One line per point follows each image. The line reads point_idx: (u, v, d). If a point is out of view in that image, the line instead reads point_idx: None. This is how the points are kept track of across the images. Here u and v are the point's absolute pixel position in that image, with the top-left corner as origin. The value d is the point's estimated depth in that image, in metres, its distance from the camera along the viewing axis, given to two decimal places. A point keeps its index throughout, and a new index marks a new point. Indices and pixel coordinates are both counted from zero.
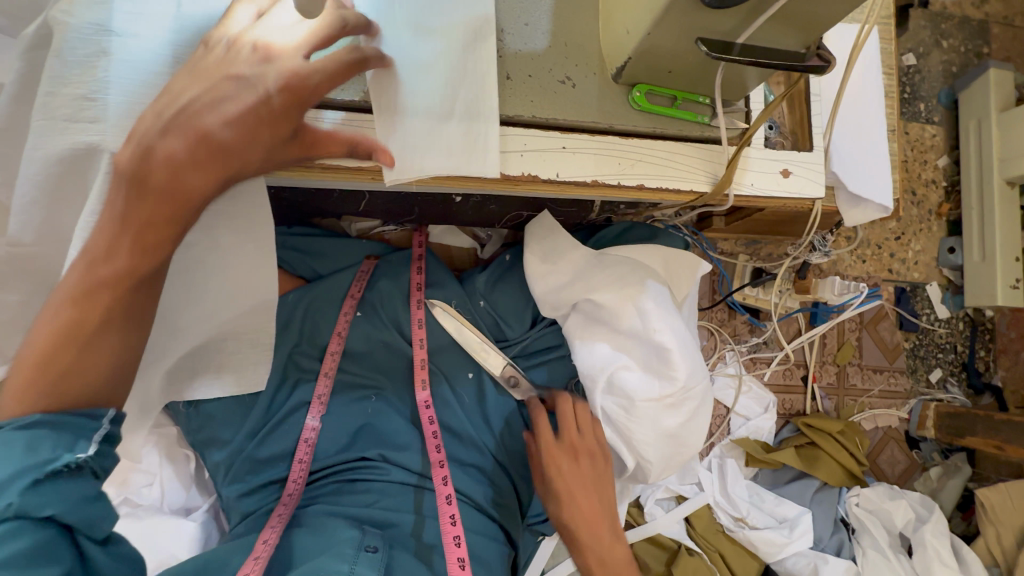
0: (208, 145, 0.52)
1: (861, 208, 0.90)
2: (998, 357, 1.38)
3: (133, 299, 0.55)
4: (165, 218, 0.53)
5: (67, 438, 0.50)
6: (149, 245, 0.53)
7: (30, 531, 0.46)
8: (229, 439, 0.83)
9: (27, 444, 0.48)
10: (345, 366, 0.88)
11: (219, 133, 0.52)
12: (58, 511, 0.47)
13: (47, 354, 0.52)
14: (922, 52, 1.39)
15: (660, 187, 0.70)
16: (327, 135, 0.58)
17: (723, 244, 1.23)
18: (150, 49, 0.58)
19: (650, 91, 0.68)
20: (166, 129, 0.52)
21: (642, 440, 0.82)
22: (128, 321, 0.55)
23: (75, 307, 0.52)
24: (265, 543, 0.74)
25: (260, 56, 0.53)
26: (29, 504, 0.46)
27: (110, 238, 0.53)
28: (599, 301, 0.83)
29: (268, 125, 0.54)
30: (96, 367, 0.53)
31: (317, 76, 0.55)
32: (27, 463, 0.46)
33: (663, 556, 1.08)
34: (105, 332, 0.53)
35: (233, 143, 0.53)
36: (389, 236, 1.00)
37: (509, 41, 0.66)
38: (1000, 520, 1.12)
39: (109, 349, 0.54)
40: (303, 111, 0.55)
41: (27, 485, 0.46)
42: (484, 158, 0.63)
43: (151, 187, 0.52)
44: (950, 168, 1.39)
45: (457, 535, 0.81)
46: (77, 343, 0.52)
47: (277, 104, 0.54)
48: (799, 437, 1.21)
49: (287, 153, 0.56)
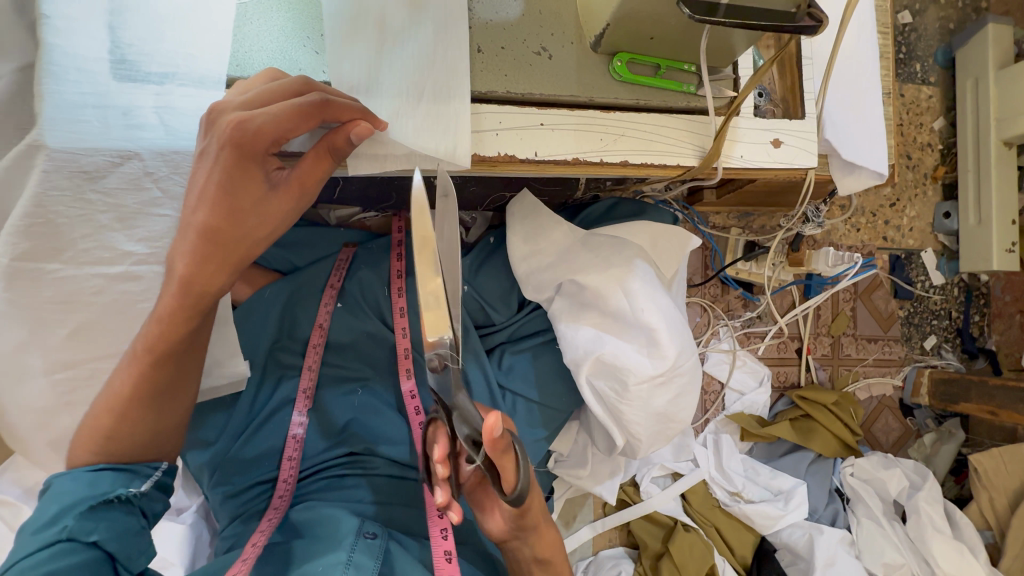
0: (200, 227, 0.56)
1: (855, 175, 0.87)
2: (993, 321, 1.37)
3: (159, 378, 0.59)
4: (184, 309, 0.57)
5: (125, 476, 0.57)
6: (171, 332, 0.58)
7: (79, 552, 0.51)
8: (211, 440, 0.80)
9: (90, 480, 0.55)
10: (330, 358, 0.86)
11: (205, 215, 0.56)
12: (103, 537, 0.53)
13: (96, 424, 0.58)
14: (918, 10, 1.34)
15: (646, 163, 0.66)
16: (261, 144, 0.53)
17: (716, 218, 1.20)
18: (86, 33, 0.56)
19: (631, 59, 0.63)
20: (176, 239, 0.58)
21: (631, 421, 0.81)
22: (152, 402, 0.59)
23: (123, 375, 0.59)
24: (254, 545, 0.72)
25: (207, 122, 0.55)
26: (79, 529, 0.52)
27: (145, 336, 0.58)
28: (584, 284, 0.80)
29: (243, 192, 0.55)
30: (131, 432, 0.58)
31: (239, 114, 0.53)
32: (88, 493, 0.54)
33: (659, 532, 1.11)
34: (133, 410, 0.58)
35: (217, 225, 0.56)
36: (370, 222, 0.97)
37: (479, 11, 0.61)
38: (993, 484, 1.11)
39: (138, 423, 0.58)
40: (243, 154, 0.54)
41: (82, 511, 0.53)
42: (454, 136, 0.58)
43: (170, 282, 0.57)
44: (947, 130, 1.35)
45: (444, 526, 0.76)
46: (112, 415, 0.58)
47: (212, 159, 0.55)
48: (793, 410, 1.20)
49: (251, 188, 0.56)
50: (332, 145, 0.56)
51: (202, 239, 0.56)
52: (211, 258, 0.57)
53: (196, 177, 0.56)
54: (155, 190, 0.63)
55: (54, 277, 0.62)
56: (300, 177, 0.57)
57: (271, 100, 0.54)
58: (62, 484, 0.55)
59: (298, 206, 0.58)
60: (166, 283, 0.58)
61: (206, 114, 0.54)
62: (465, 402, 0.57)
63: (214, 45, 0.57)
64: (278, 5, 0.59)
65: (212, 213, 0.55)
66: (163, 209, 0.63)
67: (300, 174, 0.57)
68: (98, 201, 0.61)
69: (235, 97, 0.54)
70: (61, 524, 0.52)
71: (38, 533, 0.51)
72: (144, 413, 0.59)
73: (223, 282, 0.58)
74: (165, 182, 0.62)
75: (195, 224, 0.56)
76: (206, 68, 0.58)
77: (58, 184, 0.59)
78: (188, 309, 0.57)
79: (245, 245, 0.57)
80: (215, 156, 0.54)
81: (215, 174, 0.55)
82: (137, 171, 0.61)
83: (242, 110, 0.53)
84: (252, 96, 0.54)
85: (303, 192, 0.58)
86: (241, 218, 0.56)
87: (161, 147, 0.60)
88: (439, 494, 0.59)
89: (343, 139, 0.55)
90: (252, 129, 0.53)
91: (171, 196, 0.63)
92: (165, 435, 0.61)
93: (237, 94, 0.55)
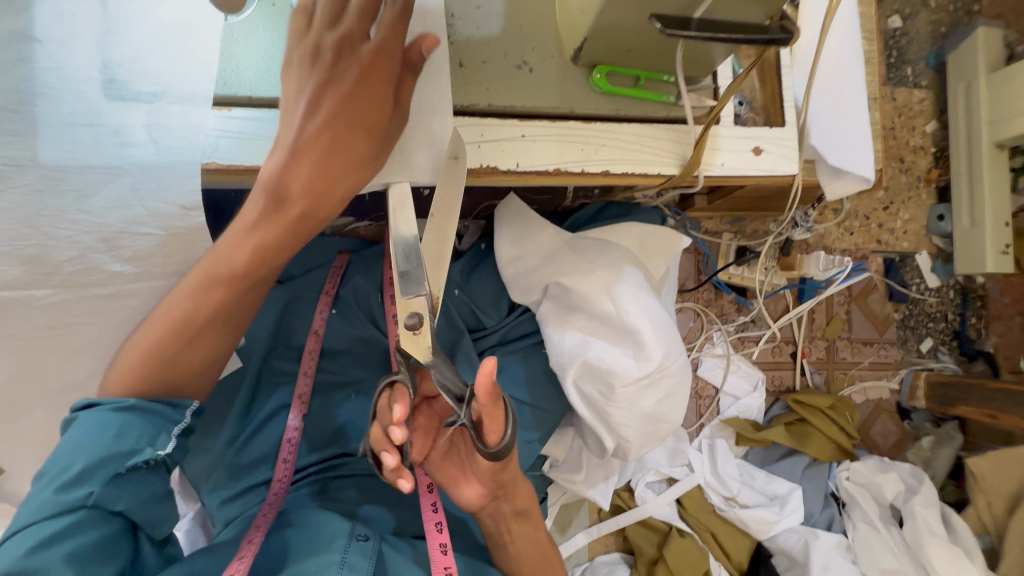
0: (330, 159, 0.55)
1: (842, 179, 0.88)
2: (991, 324, 1.35)
3: (239, 302, 0.63)
4: (296, 226, 0.59)
5: (151, 429, 0.59)
6: (264, 259, 0.60)
7: (102, 522, 0.56)
8: (207, 447, 0.82)
9: (119, 430, 0.57)
10: (324, 365, 0.87)
11: (335, 145, 0.55)
12: (128, 507, 0.57)
13: (157, 347, 0.61)
14: (908, 14, 1.34)
15: (627, 172, 0.67)
16: (370, 63, 0.55)
17: (708, 223, 1.21)
18: (77, 52, 0.59)
19: (611, 71, 0.65)
20: (290, 177, 0.56)
21: (619, 423, 0.82)
22: (225, 327, 0.64)
23: (192, 301, 0.61)
24: (252, 538, 0.72)
25: (308, 58, 0.55)
26: (105, 496, 0.56)
27: (221, 260, 0.60)
28: (568, 286, 0.81)
29: (361, 114, 0.55)
30: (190, 360, 0.63)
31: (339, 43, 0.55)
32: (113, 452, 0.56)
33: (655, 538, 1.11)
34: (208, 332, 0.63)
35: (344, 152, 0.55)
36: (362, 231, 1.01)
37: (460, 26, 0.63)
38: (990, 488, 1.11)
39: (206, 347, 0.63)
40: (355, 76, 0.55)
41: (109, 475, 0.56)
42: (433, 147, 0.61)
43: (289, 204, 0.57)
44: (939, 134, 1.36)
45: (439, 521, 0.79)
46: (183, 339, 0.61)
47: (330, 90, 0.55)
48: (789, 414, 1.20)
49: (369, 108, 0.55)
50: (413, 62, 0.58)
51: (331, 167, 0.56)
52: (339, 174, 0.56)
53: (320, 94, 0.55)
54: (141, 210, 0.63)
55: (52, 300, 0.64)
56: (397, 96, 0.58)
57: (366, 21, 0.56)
58: (87, 425, 0.57)
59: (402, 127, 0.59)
60: (275, 206, 0.57)
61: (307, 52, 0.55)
62: (440, 360, 0.58)
63: (199, 63, 0.59)
64: (261, 23, 0.59)
65: (339, 141, 0.55)
66: (146, 228, 0.64)
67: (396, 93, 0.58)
68: (89, 222, 0.63)
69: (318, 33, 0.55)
70: (86, 489, 0.55)
71: (64, 492, 0.54)
72: (212, 337, 0.63)
73: (342, 200, 0.59)
74: (149, 202, 0.63)
75: (330, 139, 0.55)
76: (193, 86, 0.59)
77: (52, 204, 0.62)
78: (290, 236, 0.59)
79: (367, 170, 0.57)
80: (333, 87, 0.55)
81: (336, 104, 0.55)
82: (126, 189, 0.63)
83: (337, 38, 0.55)
84: (360, 14, 0.55)
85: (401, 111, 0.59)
86: (364, 140, 0.56)
87: (151, 164, 0.62)
88: (390, 457, 0.60)
89: (422, 52, 0.58)
90: (357, 51, 0.55)
91: (158, 215, 0.64)
92: (199, 372, 0.64)
93: (336, 24, 0.56)
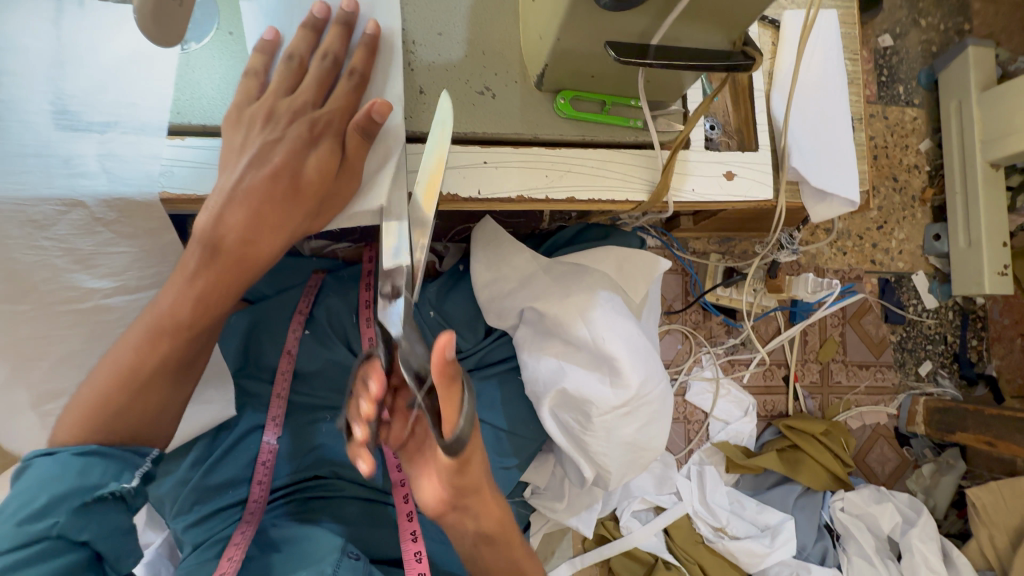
0: (258, 212, 0.58)
1: (827, 202, 0.78)
2: (991, 346, 1.32)
3: (188, 352, 0.62)
4: (233, 274, 0.61)
5: (115, 466, 0.58)
6: (208, 309, 0.61)
7: (64, 552, 0.53)
8: (175, 467, 0.78)
9: (81, 468, 0.56)
10: (297, 388, 0.85)
11: (264, 200, 0.58)
12: (93, 537, 0.54)
13: (104, 395, 0.59)
14: (899, 33, 1.33)
15: (593, 199, 0.66)
16: (315, 130, 0.59)
17: (695, 243, 1.19)
18: (28, 86, 0.60)
19: (576, 97, 0.64)
20: (217, 225, 0.58)
21: (598, 452, 0.80)
22: (175, 372, 0.62)
23: (137, 351, 0.60)
24: (230, 559, 0.72)
25: (266, 114, 0.59)
26: (70, 527, 0.53)
27: (171, 311, 0.60)
28: (545, 312, 0.79)
29: (295, 175, 0.58)
30: (148, 402, 0.61)
31: (297, 102, 0.59)
32: (76, 486, 0.54)
33: (638, 568, 1.08)
34: (161, 377, 0.61)
35: (272, 209, 0.59)
36: (341, 252, 1.00)
37: (421, 53, 0.63)
38: (992, 521, 1.06)
39: (160, 391, 0.62)
40: (297, 139, 0.58)
41: (75, 507, 0.54)
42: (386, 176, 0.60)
43: (224, 251, 0.59)
44: (933, 152, 1.33)
45: (418, 551, 0.79)
46: (134, 382, 0.60)
47: (271, 148, 0.58)
48: (782, 440, 1.16)
49: (303, 171, 0.58)
50: (363, 129, 0.58)
51: (259, 219, 0.59)
52: (270, 228, 0.59)
53: (264, 151, 0.58)
54: (110, 231, 0.63)
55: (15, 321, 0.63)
56: (341, 162, 0.59)
57: (327, 86, 0.60)
58: (43, 468, 0.55)
59: (344, 191, 0.60)
60: (210, 254, 0.59)
61: (263, 111, 0.59)
62: (412, 334, 0.53)
63: (154, 93, 0.61)
64: (216, 53, 0.62)
65: (268, 197, 0.58)
66: (119, 246, 0.64)
67: (341, 159, 0.59)
68: (52, 247, 0.62)
69: (281, 87, 0.60)
70: (52, 519, 0.53)
71: (27, 524, 0.52)
72: (166, 381, 0.62)
73: (275, 249, 0.61)
74: (115, 226, 0.63)
75: (266, 194, 0.58)
76: (147, 117, 0.61)
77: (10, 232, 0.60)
78: (229, 283, 0.61)
79: (296, 227, 0.60)
80: (274, 148, 0.58)
81: (273, 162, 0.58)
82: (85, 217, 0.62)
83: (293, 103, 0.59)
84: (316, 84, 0.60)
85: (345, 178, 0.60)
86: (293, 199, 0.59)
87: (105, 194, 0.61)
88: (358, 429, 0.56)
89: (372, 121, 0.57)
90: (307, 117, 0.59)
91: (123, 237, 0.63)
92: (159, 414, 0.62)
93: (295, 88, 0.60)
